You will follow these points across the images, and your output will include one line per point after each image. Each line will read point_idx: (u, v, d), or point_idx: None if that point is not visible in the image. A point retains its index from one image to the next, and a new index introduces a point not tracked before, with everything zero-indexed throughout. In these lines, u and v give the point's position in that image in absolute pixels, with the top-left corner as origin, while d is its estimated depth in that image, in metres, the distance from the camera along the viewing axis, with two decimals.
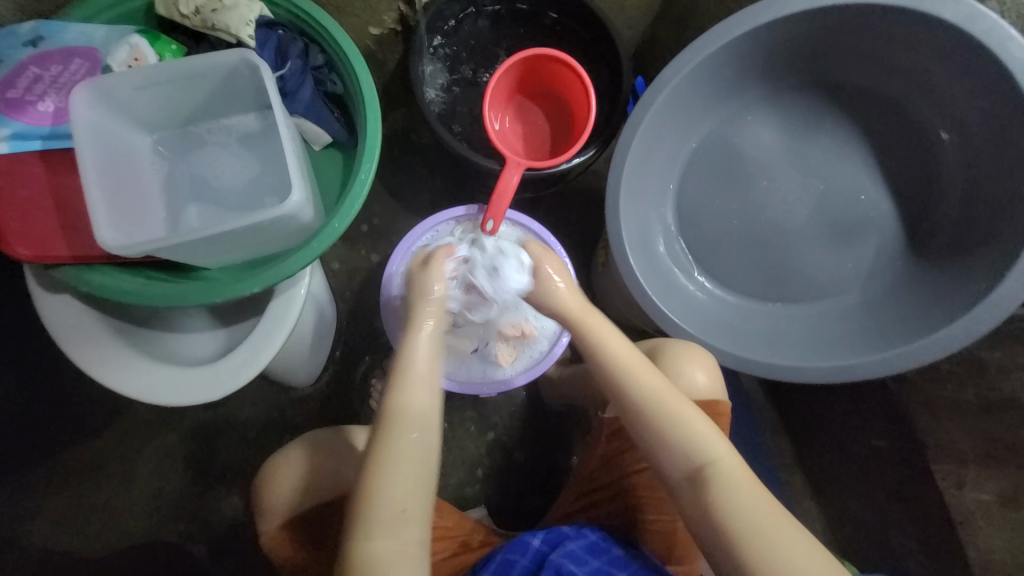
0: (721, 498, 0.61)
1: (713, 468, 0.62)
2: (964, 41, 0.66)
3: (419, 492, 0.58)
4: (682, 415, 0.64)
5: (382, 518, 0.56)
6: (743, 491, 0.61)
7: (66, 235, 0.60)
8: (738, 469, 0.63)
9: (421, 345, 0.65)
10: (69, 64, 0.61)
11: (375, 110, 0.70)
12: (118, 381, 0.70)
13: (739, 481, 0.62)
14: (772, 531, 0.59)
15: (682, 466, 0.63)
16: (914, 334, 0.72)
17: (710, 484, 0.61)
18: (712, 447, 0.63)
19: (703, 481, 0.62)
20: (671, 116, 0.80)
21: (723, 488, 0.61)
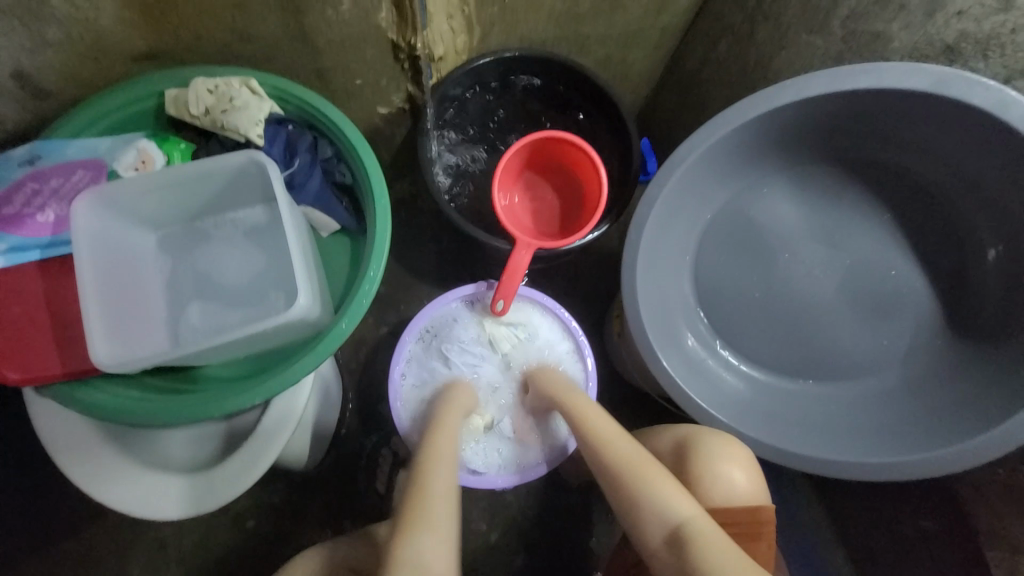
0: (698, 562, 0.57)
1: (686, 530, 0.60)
2: (993, 123, 0.64)
3: (447, 527, 0.62)
4: (647, 474, 0.65)
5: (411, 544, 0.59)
6: (723, 554, 0.56)
7: (59, 350, 0.57)
8: (715, 530, 0.59)
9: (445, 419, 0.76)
10: (70, 175, 0.60)
11: (384, 203, 0.69)
12: (108, 494, 0.65)
13: (716, 544, 0.57)
14: None
15: (658, 528, 0.61)
16: (968, 427, 0.67)
17: (686, 549, 0.58)
18: (682, 506, 0.61)
19: (680, 545, 0.59)
20: (686, 193, 0.79)
21: (698, 551, 0.57)
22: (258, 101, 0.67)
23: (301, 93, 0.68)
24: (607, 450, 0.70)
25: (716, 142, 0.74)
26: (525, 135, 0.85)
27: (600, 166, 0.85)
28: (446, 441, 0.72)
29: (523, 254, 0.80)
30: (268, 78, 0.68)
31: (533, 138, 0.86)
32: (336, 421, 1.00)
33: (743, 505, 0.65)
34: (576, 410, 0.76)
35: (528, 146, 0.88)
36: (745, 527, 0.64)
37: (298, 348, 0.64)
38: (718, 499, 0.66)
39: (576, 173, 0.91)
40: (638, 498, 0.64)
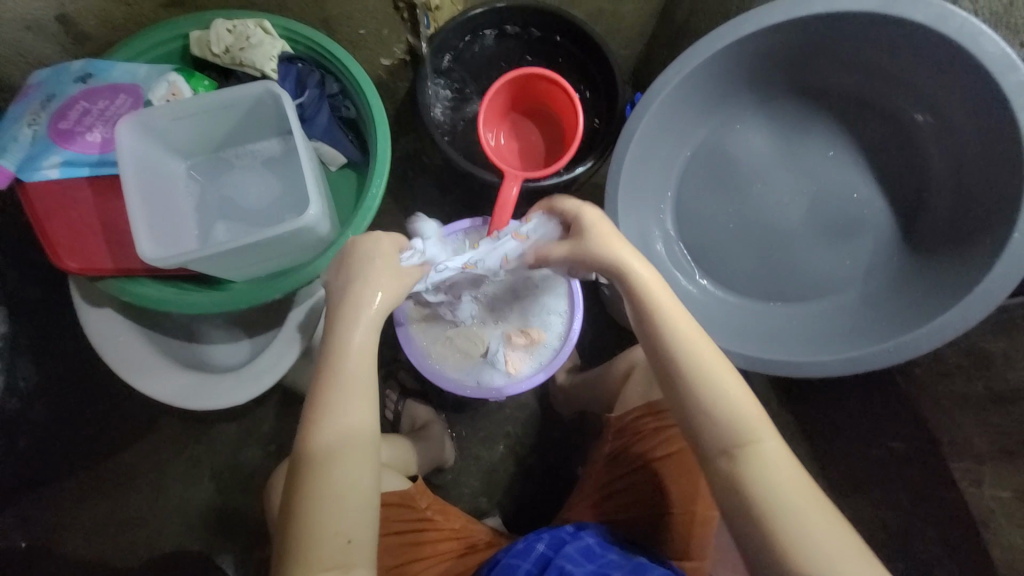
0: (757, 478, 0.53)
1: (753, 447, 0.54)
2: (939, 41, 0.68)
3: (360, 507, 0.52)
4: (720, 384, 0.56)
5: (325, 531, 0.51)
6: (781, 474, 0.53)
7: (111, 249, 0.67)
8: (782, 454, 0.55)
9: (354, 334, 0.56)
10: (115, 99, 0.69)
11: (385, 130, 0.77)
12: (149, 386, 0.75)
13: (775, 468, 0.54)
14: (803, 511, 0.52)
15: (720, 437, 0.55)
16: (913, 325, 0.73)
17: (744, 464, 0.54)
18: (755, 423, 0.55)
19: (740, 456, 0.54)
20: (664, 125, 0.84)
21: (762, 470, 0.54)
22: (271, 40, 0.75)
23: (309, 33, 0.76)
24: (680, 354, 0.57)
25: (690, 73, 0.79)
26: (502, 77, 0.92)
27: (573, 96, 0.91)
28: (353, 357, 0.55)
29: (511, 185, 0.85)
30: (279, 20, 0.76)
31: (512, 77, 0.92)
32: None
33: None
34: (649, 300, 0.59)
35: (507, 89, 0.95)
36: None
37: (311, 256, 0.73)
38: None
39: (556, 108, 0.97)
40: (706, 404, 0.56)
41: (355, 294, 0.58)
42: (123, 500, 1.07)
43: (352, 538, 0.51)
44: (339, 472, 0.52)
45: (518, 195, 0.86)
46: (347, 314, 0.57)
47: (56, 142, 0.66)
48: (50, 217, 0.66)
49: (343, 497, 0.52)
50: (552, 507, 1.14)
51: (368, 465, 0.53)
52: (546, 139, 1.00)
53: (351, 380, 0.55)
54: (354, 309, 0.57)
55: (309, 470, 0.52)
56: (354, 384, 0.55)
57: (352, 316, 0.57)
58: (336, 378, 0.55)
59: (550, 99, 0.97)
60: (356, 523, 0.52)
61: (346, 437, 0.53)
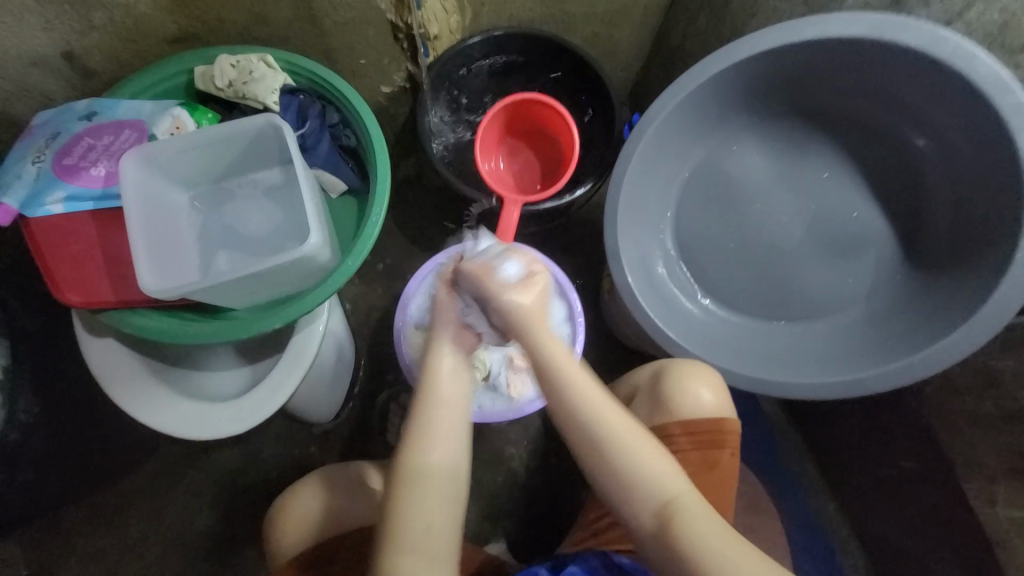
0: (686, 536, 0.61)
1: (677, 505, 0.62)
2: (932, 62, 0.69)
3: (446, 526, 0.60)
4: (635, 454, 0.63)
5: (409, 544, 0.59)
6: (705, 524, 0.61)
7: (112, 281, 0.67)
8: (701, 504, 0.63)
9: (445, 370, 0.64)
10: (119, 135, 0.70)
11: (384, 158, 0.78)
12: (149, 416, 0.75)
13: (701, 521, 0.61)
14: (731, 556, 0.59)
15: (649, 505, 0.63)
16: (919, 345, 0.72)
17: (674, 526, 0.61)
18: (674, 486, 0.63)
19: (667, 518, 0.62)
20: (661, 147, 0.85)
21: (687, 529, 0.61)
22: (274, 73, 0.77)
23: (311, 66, 0.78)
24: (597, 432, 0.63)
25: (685, 98, 0.81)
26: (499, 103, 0.93)
27: (569, 119, 0.93)
28: (444, 389, 0.64)
29: (512, 211, 0.87)
30: (281, 54, 0.78)
31: (507, 103, 0.94)
32: (351, 376, 1.09)
33: (709, 417, 0.73)
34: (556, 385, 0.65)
35: (505, 112, 0.96)
36: (707, 435, 0.73)
37: (312, 284, 0.73)
38: (686, 412, 0.74)
39: (550, 131, 0.99)
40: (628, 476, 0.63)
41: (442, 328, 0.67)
42: (121, 530, 1.06)
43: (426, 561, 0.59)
44: (425, 517, 0.60)
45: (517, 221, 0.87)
46: (435, 349, 0.66)
47: (60, 177, 0.67)
48: (53, 251, 0.67)
49: (428, 515, 0.60)
50: (557, 532, 1.11)
51: (450, 491, 0.61)
52: (542, 162, 1.02)
53: (444, 412, 0.63)
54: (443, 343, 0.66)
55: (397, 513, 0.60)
56: (450, 414, 0.63)
57: (443, 350, 0.65)
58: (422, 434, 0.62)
59: (545, 123, 0.98)
60: (435, 544, 0.59)
61: (433, 486, 0.61)
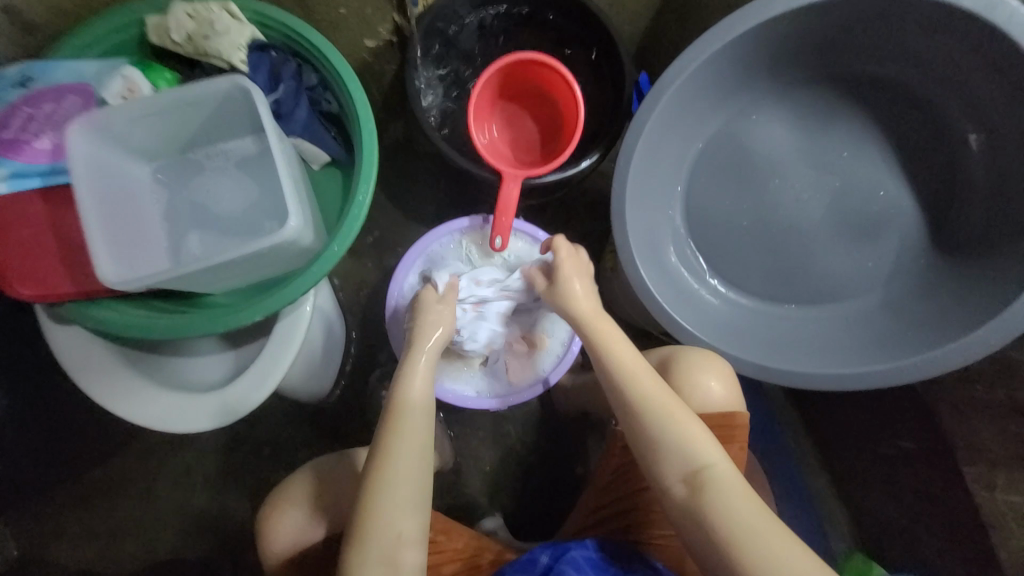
0: (716, 506, 0.59)
1: (707, 473, 0.61)
2: (988, 29, 0.62)
3: (417, 493, 0.62)
4: (672, 415, 0.64)
5: (380, 511, 0.60)
6: (738, 496, 0.59)
7: (69, 271, 0.60)
8: (735, 476, 0.61)
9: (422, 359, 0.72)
10: (61, 101, 0.61)
11: (370, 127, 0.69)
12: (126, 409, 0.70)
13: (734, 493, 0.59)
14: (762, 530, 0.57)
15: (681, 467, 0.62)
16: (942, 338, 0.69)
17: (707, 492, 0.60)
18: (709, 451, 0.62)
19: (698, 483, 0.60)
20: (677, 116, 0.77)
21: (720, 496, 0.59)
22: (239, 26, 0.67)
23: (281, 16, 0.68)
24: (637, 388, 0.66)
25: (706, 61, 0.72)
26: (492, 64, 0.83)
27: (572, 81, 0.84)
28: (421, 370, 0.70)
29: (511, 187, 0.81)
30: (247, 2, 0.68)
31: (504, 63, 0.84)
32: (342, 356, 1.05)
33: (719, 411, 0.70)
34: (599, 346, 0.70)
35: (499, 74, 0.86)
36: (716, 429, 0.70)
37: (293, 271, 0.67)
38: (695, 405, 0.71)
39: (550, 95, 0.90)
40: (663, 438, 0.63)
41: (427, 326, 0.75)
42: (114, 511, 1.04)
43: (400, 528, 0.60)
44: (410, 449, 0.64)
45: (516, 199, 0.81)
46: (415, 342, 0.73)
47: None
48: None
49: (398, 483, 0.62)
50: (554, 507, 1.12)
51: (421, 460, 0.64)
52: (541, 130, 0.93)
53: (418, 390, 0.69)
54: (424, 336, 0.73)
55: (387, 441, 0.64)
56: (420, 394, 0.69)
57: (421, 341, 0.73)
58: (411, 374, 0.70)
59: (545, 85, 0.89)
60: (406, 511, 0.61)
61: (416, 420, 0.67)
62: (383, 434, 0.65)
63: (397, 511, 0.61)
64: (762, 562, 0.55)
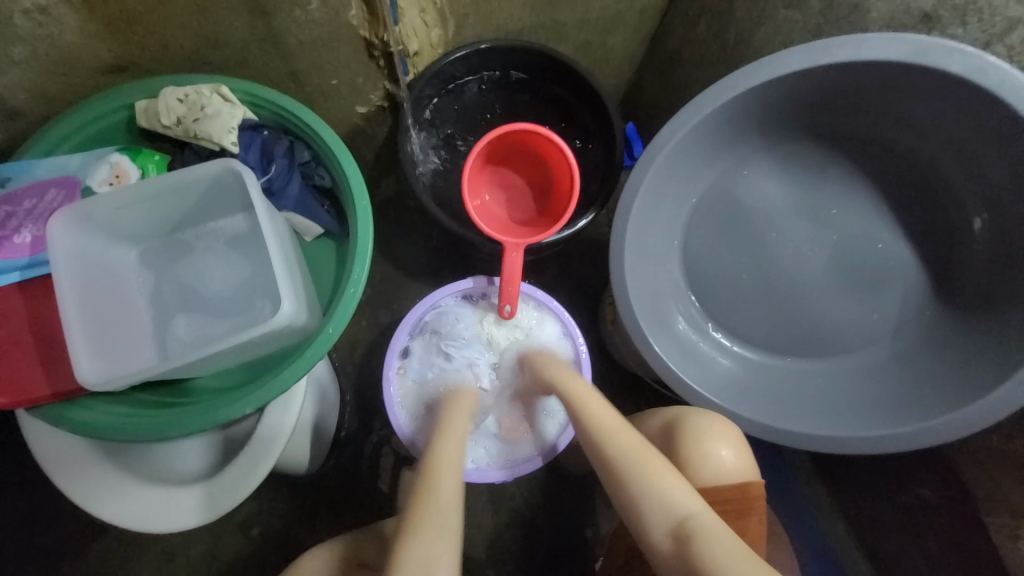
0: (704, 556, 0.55)
1: (691, 523, 0.58)
2: (973, 90, 0.63)
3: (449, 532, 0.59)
4: (643, 463, 0.64)
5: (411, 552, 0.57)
6: (728, 545, 0.55)
7: (47, 370, 0.57)
8: (721, 525, 0.57)
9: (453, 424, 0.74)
10: (43, 196, 0.60)
11: (364, 203, 0.68)
12: (104, 510, 0.65)
13: (719, 541, 0.55)
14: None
15: (663, 518, 0.60)
16: (959, 396, 0.68)
17: (692, 543, 0.56)
18: (688, 500, 0.60)
19: (684, 538, 0.58)
20: (671, 176, 0.78)
21: (704, 543, 0.56)
22: (231, 108, 0.66)
23: (274, 97, 0.68)
24: (606, 437, 0.68)
25: (697, 125, 0.74)
26: (486, 134, 0.83)
27: (564, 147, 0.83)
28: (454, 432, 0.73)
29: (514, 255, 0.79)
30: (239, 84, 0.67)
31: (496, 132, 0.84)
32: (336, 423, 1.01)
33: (734, 483, 0.66)
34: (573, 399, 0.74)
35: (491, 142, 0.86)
36: (732, 504, 0.65)
37: (286, 355, 0.64)
38: (708, 476, 0.67)
39: (542, 158, 0.89)
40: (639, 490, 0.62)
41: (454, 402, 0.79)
42: None
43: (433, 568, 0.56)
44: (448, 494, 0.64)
45: (520, 268, 0.79)
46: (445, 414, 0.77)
47: None
48: None
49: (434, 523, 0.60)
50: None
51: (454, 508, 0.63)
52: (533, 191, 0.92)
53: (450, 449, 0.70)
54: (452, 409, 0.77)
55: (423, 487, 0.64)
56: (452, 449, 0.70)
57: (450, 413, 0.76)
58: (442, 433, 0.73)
59: (536, 149, 0.88)
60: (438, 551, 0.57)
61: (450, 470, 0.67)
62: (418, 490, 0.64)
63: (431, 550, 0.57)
64: None
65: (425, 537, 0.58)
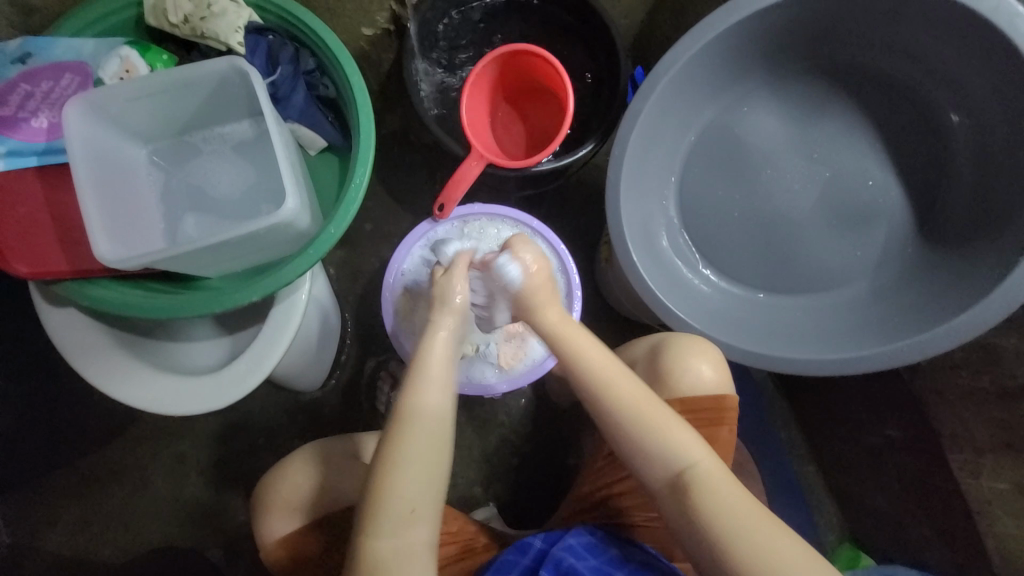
0: (704, 504, 0.59)
1: (694, 475, 0.60)
2: (973, 19, 0.64)
3: (430, 487, 0.59)
4: (660, 426, 0.61)
5: (393, 501, 0.58)
6: (725, 493, 0.59)
7: (65, 251, 0.61)
8: (721, 472, 0.61)
9: (443, 333, 0.64)
10: (59, 80, 0.62)
11: (368, 112, 0.70)
12: (122, 392, 0.70)
13: (720, 488, 0.59)
14: (742, 524, 0.58)
15: (664, 473, 0.61)
16: (927, 323, 0.71)
17: (692, 492, 0.60)
18: (693, 452, 0.61)
19: (684, 486, 0.60)
20: (672, 106, 0.78)
21: (705, 494, 0.59)
22: (236, 9, 0.67)
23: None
24: (616, 402, 0.62)
25: (700, 51, 0.73)
26: (492, 53, 0.84)
27: (564, 77, 0.84)
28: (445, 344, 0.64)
29: (473, 165, 0.81)
30: None
31: (502, 54, 0.85)
32: (337, 344, 1.06)
33: (710, 394, 0.71)
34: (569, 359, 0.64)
35: (497, 63, 0.87)
36: (707, 413, 0.71)
37: (290, 253, 0.67)
38: (685, 389, 0.72)
39: (550, 86, 0.91)
40: (650, 447, 0.61)
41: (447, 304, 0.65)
42: (107, 497, 1.04)
43: (416, 501, 0.59)
44: (428, 442, 0.60)
45: (476, 177, 0.81)
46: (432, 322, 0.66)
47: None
48: None
49: (420, 460, 0.59)
50: (547, 496, 1.13)
51: (438, 448, 0.60)
52: (537, 121, 0.95)
53: (436, 377, 0.63)
54: (440, 315, 0.65)
55: (405, 418, 0.61)
56: (441, 378, 0.63)
57: (437, 322, 0.65)
58: (428, 366, 0.63)
59: (542, 76, 0.90)
60: (421, 489, 0.59)
61: (433, 422, 0.61)
62: (397, 422, 0.61)
63: (410, 487, 0.59)
64: (739, 552, 0.57)
65: (413, 471, 0.59)
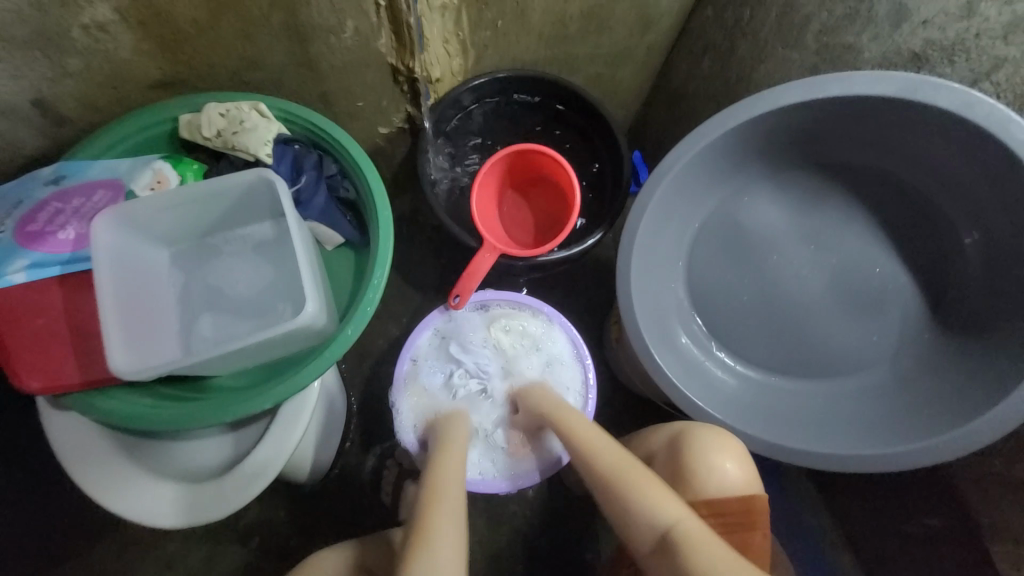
0: (688, 562, 0.58)
1: (678, 532, 0.60)
2: (962, 124, 0.68)
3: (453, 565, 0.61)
4: (638, 484, 0.65)
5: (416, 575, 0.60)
6: (710, 551, 0.58)
7: (78, 362, 0.61)
8: (704, 530, 0.60)
9: (452, 450, 0.76)
10: (92, 196, 0.65)
11: (386, 215, 0.72)
12: (116, 502, 0.67)
13: (705, 546, 0.58)
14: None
15: (649, 532, 0.62)
16: (953, 418, 0.70)
17: (678, 550, 0.59)
18: (671, 509, 0.62)
19: (671, 546, 0.60)
20: (677, 198, 0.82)
21: (689, 554, 0.58)
22: (267, 123, 0.71)
23: (306, 114, 0.73)
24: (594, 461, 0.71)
25: (700, 151, 0.78)
26: (500, 151, 0.90)
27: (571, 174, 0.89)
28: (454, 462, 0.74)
29: (486, 257, 0.83)
30: (276, 102, 0.72)
31: (511, 152, 0.91)
32: (342, 431, 1.02)
33: (738, 495, 0.68)
34: (565, 426, 0.76)
35: (506, 160, 0.93)
36: (736, 517, 0.67)
37: (305, 354, 0.66)
38: (712, 489, 0.69)
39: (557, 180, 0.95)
40: (630, 505, 0.65)
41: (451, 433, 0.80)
42: None
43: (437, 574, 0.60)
44: (446, 528, 0.64)
45: (489, 268, 0.83)
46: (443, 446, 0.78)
47: (22, 244, 0.61)
48: (12, 332, 0.60)
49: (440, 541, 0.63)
50: None
51: (455, 530, 0.65)
52: (545, 209, 0.99)
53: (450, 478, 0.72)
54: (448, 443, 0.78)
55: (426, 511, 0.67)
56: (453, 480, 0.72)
57: (446, 448, 0.77)
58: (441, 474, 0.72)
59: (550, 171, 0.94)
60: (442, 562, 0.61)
61: (452, 503, 0.68)
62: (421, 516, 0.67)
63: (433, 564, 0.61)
64: None
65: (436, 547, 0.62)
